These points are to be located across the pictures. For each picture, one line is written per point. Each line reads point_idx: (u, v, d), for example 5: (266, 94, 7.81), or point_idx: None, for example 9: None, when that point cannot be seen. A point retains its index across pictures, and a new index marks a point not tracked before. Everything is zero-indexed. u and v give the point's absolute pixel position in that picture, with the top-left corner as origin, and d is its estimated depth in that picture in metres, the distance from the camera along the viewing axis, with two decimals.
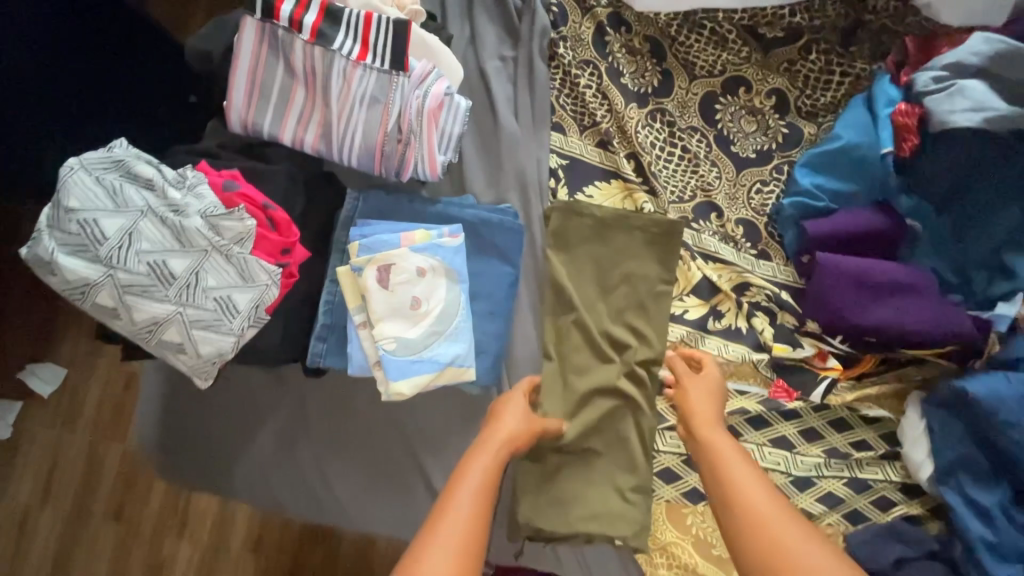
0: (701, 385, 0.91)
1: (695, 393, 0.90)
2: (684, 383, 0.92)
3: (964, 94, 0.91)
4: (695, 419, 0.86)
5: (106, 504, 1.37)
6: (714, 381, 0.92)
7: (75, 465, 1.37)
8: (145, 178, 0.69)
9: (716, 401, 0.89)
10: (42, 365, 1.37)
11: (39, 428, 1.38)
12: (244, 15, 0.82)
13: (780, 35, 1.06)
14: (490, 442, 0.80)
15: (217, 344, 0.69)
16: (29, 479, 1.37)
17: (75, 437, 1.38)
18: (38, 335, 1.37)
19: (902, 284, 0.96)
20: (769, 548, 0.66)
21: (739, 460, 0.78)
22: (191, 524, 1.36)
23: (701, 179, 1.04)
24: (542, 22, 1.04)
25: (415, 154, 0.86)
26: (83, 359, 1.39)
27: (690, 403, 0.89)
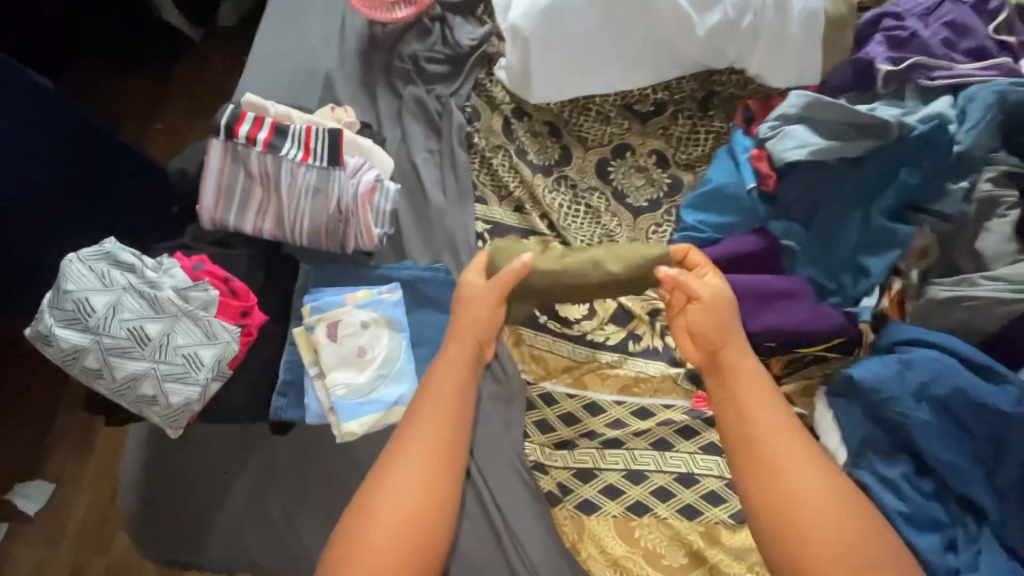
0: (714, 303, 0.93)
1: (709, 311, 0.92)
2: (695, 303, 0.94)
3: (790, 136, 1.14)
4: (721, 345, 0.91)
5: None
6: (724, 297, 0.94)
7: None
8: (128, 263, 0.86)
9: (732, 320, 0.92)
10: (30, 483, 1.44)
11: (25, 548, 1.41)
12: (211, 139, 1.05)
13: (651, 109, 1.31)
14: (461, 356, 0.89)
15: (184, 394, 0.83)
16: None
17: (60, 552, 1.41)
18: (36, 450, 1.47)
19: (782, 291, 1.12)
20: (775, 484, 0.80)
21: (763, 392, 0.87)
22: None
23: (604, 228, 1.24)
24: (458, 120, 1.28)
25: (354, 229, 1.06)
26: (71, 472, 1.46)
27: (710, 325, 0.91)
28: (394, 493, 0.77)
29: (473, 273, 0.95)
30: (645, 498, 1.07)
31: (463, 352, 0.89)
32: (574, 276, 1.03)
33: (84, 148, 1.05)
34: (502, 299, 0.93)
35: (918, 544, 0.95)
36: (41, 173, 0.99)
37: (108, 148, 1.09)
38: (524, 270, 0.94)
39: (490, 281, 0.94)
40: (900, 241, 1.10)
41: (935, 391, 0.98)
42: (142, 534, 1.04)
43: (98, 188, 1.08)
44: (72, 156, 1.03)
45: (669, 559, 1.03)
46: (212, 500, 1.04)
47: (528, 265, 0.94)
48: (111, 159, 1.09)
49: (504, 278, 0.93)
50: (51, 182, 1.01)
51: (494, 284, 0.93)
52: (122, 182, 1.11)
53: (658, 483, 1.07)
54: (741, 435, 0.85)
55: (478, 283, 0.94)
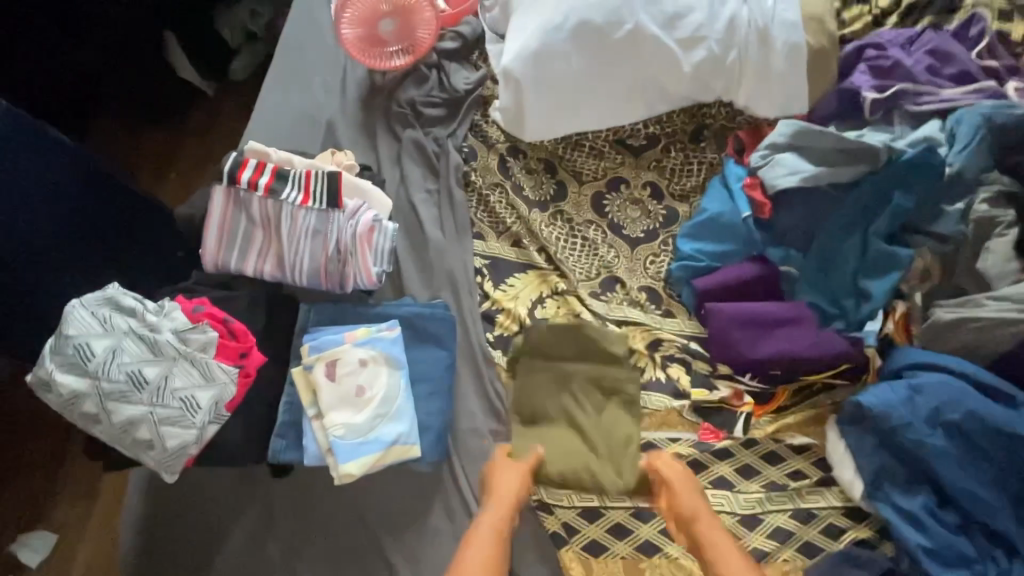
0: (686, 485, 0.97)
1: (686, 494, 0.96)
2: (671, 486, 0.97)
3: (782, 164, 1.16)
4: (697, 519, 0.94)
5: None
6: (691, 477, 0.99)
7: None
8: (129, 307, 0.87)
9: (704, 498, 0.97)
10: (33, 533, 1.41)
11: None
12: (215, 185, 1.09)
13: (643, 143, 1.34)
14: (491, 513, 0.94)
15: (181, 437, 0.83)
16: None
17: None
18: (39, 500, 1.44)
19: (782, 318, 1.11)
20: None
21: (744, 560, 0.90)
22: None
23: (602, 260, 1.24)
24: (456, 160, 1.32)
25: (353, 269, 1.08)
26: (74, 522, 1.43)
27: (688, 505, 0.95)
28: None
29: (500, 460, 1.01)
30: (654, 537, 1.03)
31: (501, 506, 0.94)
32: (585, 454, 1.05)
33: (100, 199, 1.09)
34: (526, 479, 0.98)
35: None
36: (57, 223, 1.03)
37: (123, 198, 1.13)
38: (541, 457, 1.03)
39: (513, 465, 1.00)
40: (902, 263, 1.09)
41: (951, 417, 0.95)
42: None
43: (111, 236, 1.11)
44: (85, 204, 1.07)
45: None
46: (210, 545, 1.02)
47: (541, 457, 1.03)
48: (125, 207, 1.13)
49: (525, 463, 1.01)
50: (64, 230, 1.04)
51: (517, 469, 0.99)
52: (135, 229, 1.15)
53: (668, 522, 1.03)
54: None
55: (505, 466, 1.00)
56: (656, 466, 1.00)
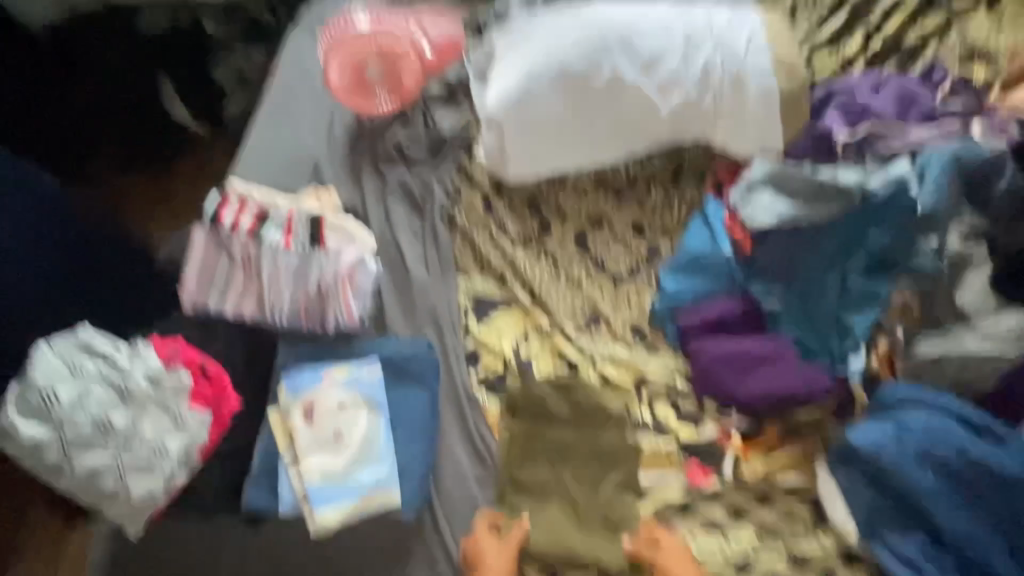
0: (680, 562, 0.96)
1: (678, 571, 0.95)
2: (666, 566, 0.96)
3: (760, 204, 1.19)
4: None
5: None
6: (685, 549, 0.98)
7: None
8: (100, 351, 0.84)
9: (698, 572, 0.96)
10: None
11: None
12: (197, 227, 1.09)
13: (625, 181, 1.36)
14: None
15: (149, 486, 0.81)
16: None
17: None
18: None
19: (766, 354, 1.10)
20: None
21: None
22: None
23: (586, 296, 1.25)
24: (440, 200, 1.34)
25: (335, 308, 1.07)
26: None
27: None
28: None
29: (483, 535, 0.98)
30: None
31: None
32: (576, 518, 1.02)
33: (85, 243, 1.08)
34: (512, 558, 0.96)
35: None
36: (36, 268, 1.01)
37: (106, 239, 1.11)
38: (526, 527, 1.00)
39: (498, 541, 0.98)
40: (880, 299, 1.11)
41: (938, 454, 0.94)
42: None
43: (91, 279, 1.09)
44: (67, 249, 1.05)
45: None
46: None
47: (526, 526, 1.00)
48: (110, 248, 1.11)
49: (510, 539, 0.98)
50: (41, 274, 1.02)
51: (502, 547, 0.97)
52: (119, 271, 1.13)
53: None
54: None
55: (490, 542, 0.97)
56: (642, 546, 0.98)
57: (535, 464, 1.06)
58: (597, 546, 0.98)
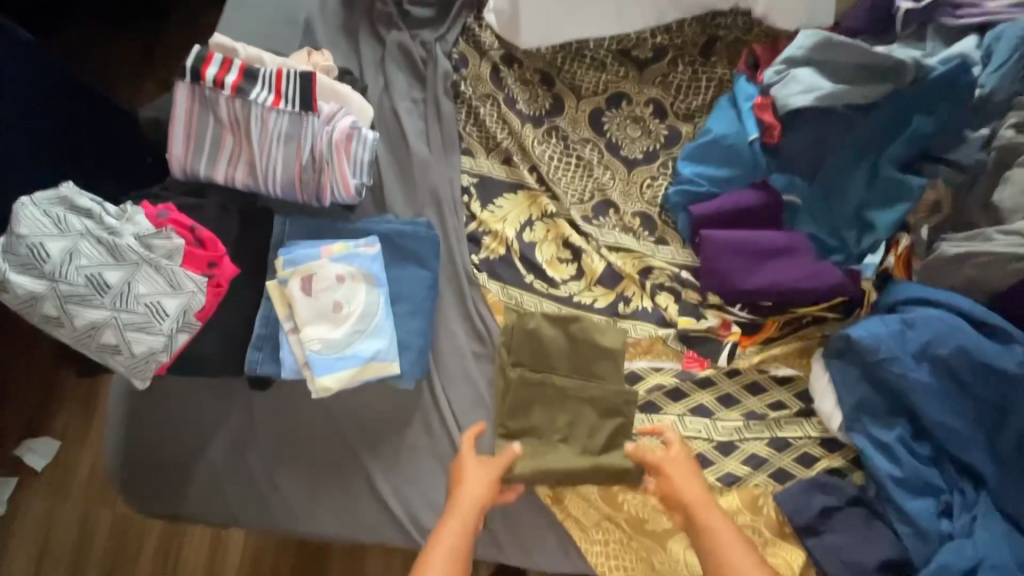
0: (678, 466, 0.95)
1: (681, 479, 0.94)
2: (664, 468, 0.95)
3: (796, 80, 1.07)
4: (690, 506, 0.91)
5: (98, 569, 1.37)
6: (687, 455, 0.98)
7: (67, 536, 1.39)
8: (85, 209, 0.80)
9: (696, 477, 0.95)
10: (36, 440, 1.43)
11: (34, 502, 1.41)
12: (178, 82, 1.00)
13: (650, 55, 1.23)
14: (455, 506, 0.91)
15: (149, 343, 0.80)
16: (23, 553, 1.38)
17: (67, 506, 1.40)
18: (39, 409, 1.45)
19: (779, 248, 1.06)
20: None
21: (736, 552, 0.86)
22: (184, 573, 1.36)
23: (596, 182, 1.18)
24: (444, 66, 1.22)
25: (330, 179, 1.01)
26: (76, 430, 1.44)
27: (681, 490, 0.93)
28: None
29: (470, 453, 0.97)
30: None
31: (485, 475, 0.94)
32: (571, 401, 1.03)
33: (69, 107, 0.99)
34: (493, 476, 0.95)
35: (909, 508, 0.92)
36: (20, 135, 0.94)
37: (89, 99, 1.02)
38: (514, 456, 0.97)
39: (482, 461, 0.96)
40: (913, 193, 1.03)
41: (938, 351, 0.93)
42: (129, 484, 1.06)
43: (73, 145, 1.01)
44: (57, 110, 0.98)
45: (653, 524, 1.01)
46: (196, 449, 1.06)
47: (516, 455, 0.98)
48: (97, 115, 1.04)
49: (497, 460, 0.97)
50: (27, 141, 0.95)
51: (484, 467, 0.95)
52: (105, 137, 1.05)
53: None
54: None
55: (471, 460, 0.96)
56: (645, 450, 0.98)
57: (533, 345, 1.05)
58: (590, 423, 1.02)
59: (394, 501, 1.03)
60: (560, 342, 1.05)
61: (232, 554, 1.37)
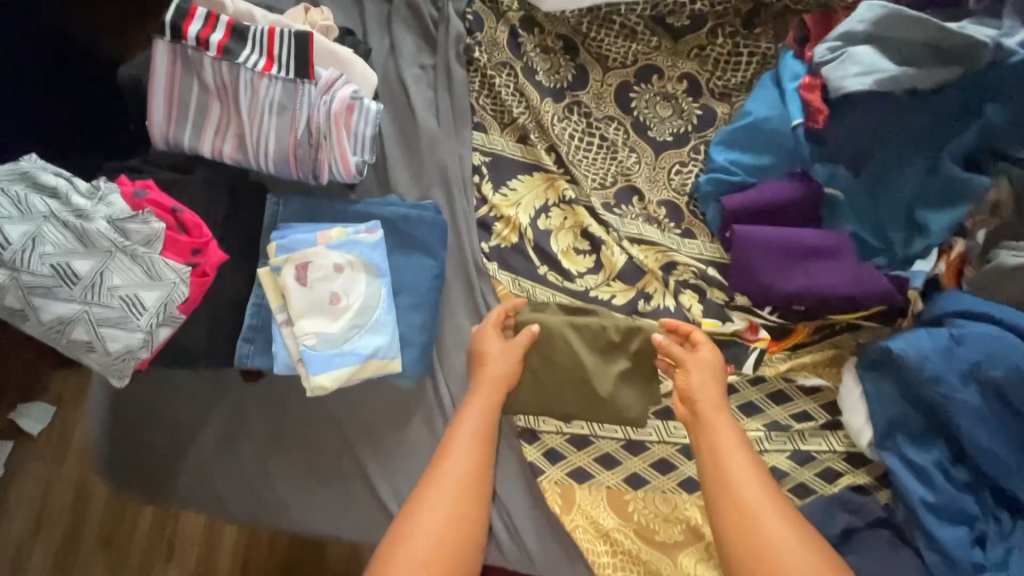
0: (701, 366, 0.90)
1: (699, 377, 0.89)
2: (685, 365, 0.90)
3: (853, 60, 0.94)
4: (700, 403, 0.87)
5: (97, 531, 1.34)
6: (716, 365, 0.90)
7: (64, 500, 1.35)
8: (50, 187, 0.72)
9: (717, 380, 0.89)
10: (31, 405, 1.35)
11: (30, 465, 1.36)
12: (156, 39, 0.88)
13: (687, 23, 1.10)
14: (480, 388, 0.88)
15: (125, 340, 0.72)
16: (20, 515, 1.34)
17: (65, 470, 1.36)
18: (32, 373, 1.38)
19: (819, 248, 0.97)
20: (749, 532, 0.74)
21: (737, 446, 0.81)
22: (179, 552, 1.32)
23: (620, 165, 1.08)
24: (458, 29, 1.10)
25: (327, 156, 0.91)
26: (72, 394, 1.38)
27: (695, 390, 0.88)
28: (446, 474, 0.79)
29: (493, 333, 0.93)
30: (644, 472, 0.98)
31: (511, 354, 0.92)
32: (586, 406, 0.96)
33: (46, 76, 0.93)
34: (516, 360, 0.92)
35: (940, 535, 0.86)
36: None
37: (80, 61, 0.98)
38: (535, 336, 0.94)
39: (506, 344, 0.93)
40: (971, 192, 0.93)
41: (989, 373, 0.86)
42: (117, 470, 1.01)
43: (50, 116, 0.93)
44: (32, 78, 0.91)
45: (662, 536, 0.96)
46: (185, 439, 1.00)
47: (533, 335, 0.94)
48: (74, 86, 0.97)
49: (517, 343, 0.93)
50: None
51: (507, 350, 0.92)
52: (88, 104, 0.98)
53: (658, 455, 0.98)
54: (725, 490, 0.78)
55: (495, 342, 0.93)
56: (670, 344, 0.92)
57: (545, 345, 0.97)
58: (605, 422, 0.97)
59: (393, 504, 0.97)
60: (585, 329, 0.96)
61: (228, 537, 1.33)
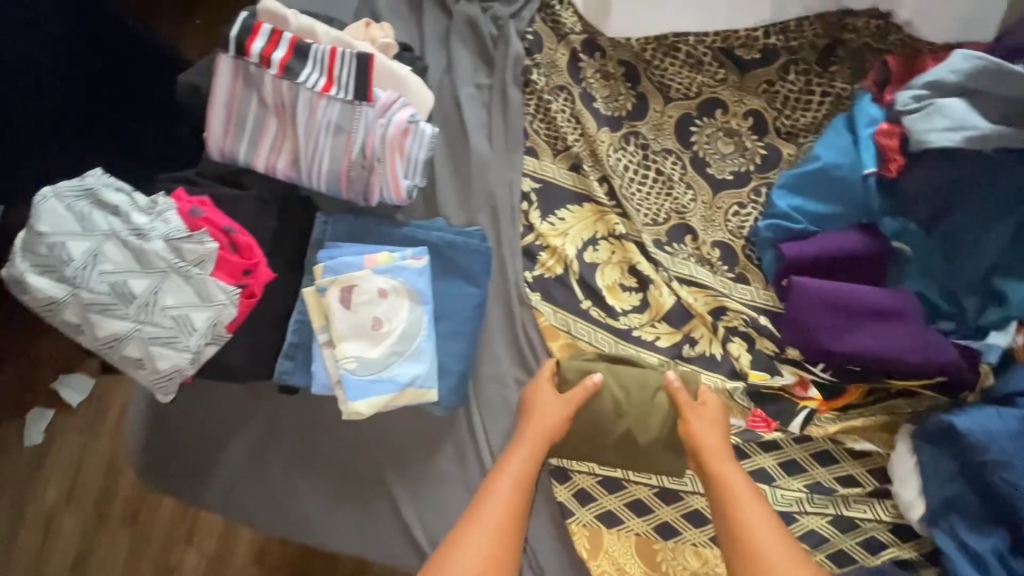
0: (704, 415, 0.89)
1: (700, 424, 0.89)
2: (688, 415, 0.89)
3: (942, 113, 0.89)
4: (706, 453, 0.86)
5: (124, 506, 1.38)
6: (717, 412, 0.91)
7: (96, 473, 1.39)
8: (112, 205, 0.73)
9: (721, 428, 0.89)
10: (72, 374, 1.40)
11: (66, 437, 1.40)
12: (220, 54, 0.88)
13: (757, 56, 1.05)
14: (527, 436, 0.88)
15: (174, 359, 0.73)
16: (54, 485, 1.38)
17: (99, 444, 1.39)
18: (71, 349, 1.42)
19: (882, 309, 0.91)
20: None
21: (750, 498, 0.81)
22: (199, 538, 1.35)
23: (675, 202, 1.04)
24: (516, 50, 1.07)
25: (379, 179, 0.90)
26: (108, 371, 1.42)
27: (701, 440, 0.87)
28: (489, 510, 0.80)
29: (545, 386, 0.93)
30: (676, 522, 0.95)
31: (563, 411, 0.90)
32: (619, 455, 0.94)
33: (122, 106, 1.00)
34: (569, 416, 0.91)
35: None
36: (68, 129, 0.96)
37: (144, 58, 1.00)
38: (594, 389, 0.91)
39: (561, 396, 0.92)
40: None
41: None
42: (152, 465, 1.03)
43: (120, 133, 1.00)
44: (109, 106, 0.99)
45: None
46: (220, 442, 1.02)
47: (595, 386, 0.91)
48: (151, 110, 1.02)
49: (575, 395, 0.91)
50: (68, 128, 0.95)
51: (561, 402, 0.91)
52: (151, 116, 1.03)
53: (692, 507, 0.95)
54: (742, 548, 0.78)
55: (549, 396, 0.92)
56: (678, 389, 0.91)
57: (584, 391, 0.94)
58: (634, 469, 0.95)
59: (417, 528, 0.96)
60: (638, 382, 0.94)
61: (245, 532, 1.34)
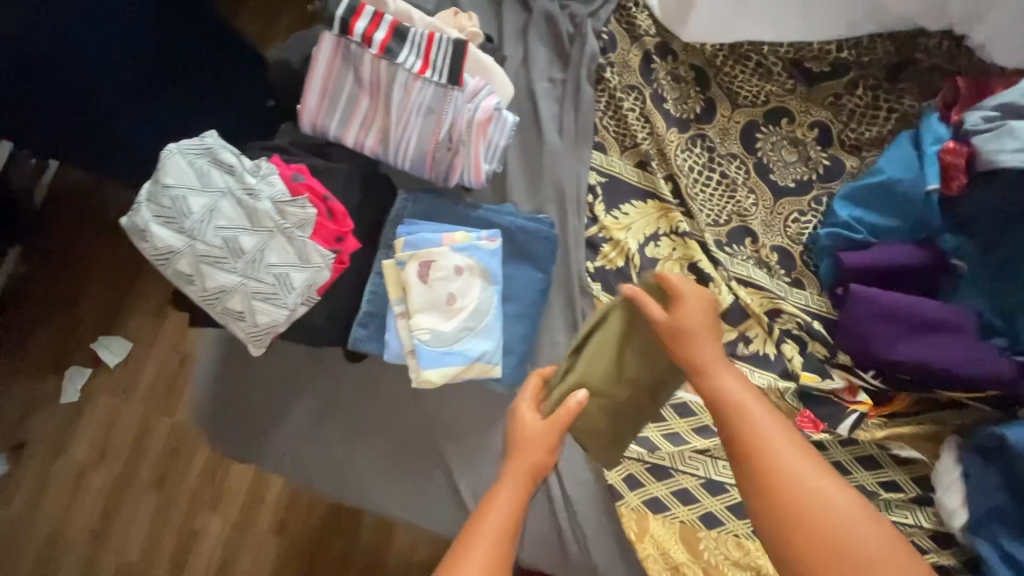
0: (681, 317, 0.74)
1: (679, 339, 0.73)
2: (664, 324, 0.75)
3: (1013, 134, 0.88)
4: (701, 370, 0.70)
5: (152, 469, 1.41)
6: (700, 310, 0.74)
7: (127, 434, 1.42)
8: (228, 165, 0.79)
9: (707, 329, 0.73)
10: (110, 336, 1.45)
11: (101, 396, 1.43)
12: (323, 31, 0.92)
13: (826, 70, 1.09)
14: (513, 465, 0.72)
15: (272, 315, 0.78)
16: (87, 442, 1.42)
17: (131, 405, 1.43)
18: (109, 313, 1.46)
19: (940, 321, 0.93)
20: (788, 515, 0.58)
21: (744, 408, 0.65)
22: (224, 503, 1.39)
23: (737, 205, 1.07)
24: (592, 47, 1.11)
25: (461, 160, 0.94)
26: (149, 333, 1.46)
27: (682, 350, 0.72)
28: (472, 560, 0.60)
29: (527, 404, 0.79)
30: (720, 513, 0.98)
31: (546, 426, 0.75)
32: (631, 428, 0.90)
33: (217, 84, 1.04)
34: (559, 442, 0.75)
35: None
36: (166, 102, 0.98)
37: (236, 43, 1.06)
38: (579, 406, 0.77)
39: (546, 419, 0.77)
40: None
41: None
42: (210, 422, 1.07)
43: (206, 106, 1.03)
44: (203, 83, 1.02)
45: None
46: (280, 404, 1.06)
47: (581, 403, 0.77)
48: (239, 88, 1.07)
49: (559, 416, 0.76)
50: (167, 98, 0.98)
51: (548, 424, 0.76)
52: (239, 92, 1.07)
53: (736, 499, 0.98)
54: (746, 462, 0.61)
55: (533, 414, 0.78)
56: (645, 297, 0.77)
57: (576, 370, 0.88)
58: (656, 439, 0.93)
59: (468, 499, 1.00)
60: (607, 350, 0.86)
61: (269, 501, 1.38)
